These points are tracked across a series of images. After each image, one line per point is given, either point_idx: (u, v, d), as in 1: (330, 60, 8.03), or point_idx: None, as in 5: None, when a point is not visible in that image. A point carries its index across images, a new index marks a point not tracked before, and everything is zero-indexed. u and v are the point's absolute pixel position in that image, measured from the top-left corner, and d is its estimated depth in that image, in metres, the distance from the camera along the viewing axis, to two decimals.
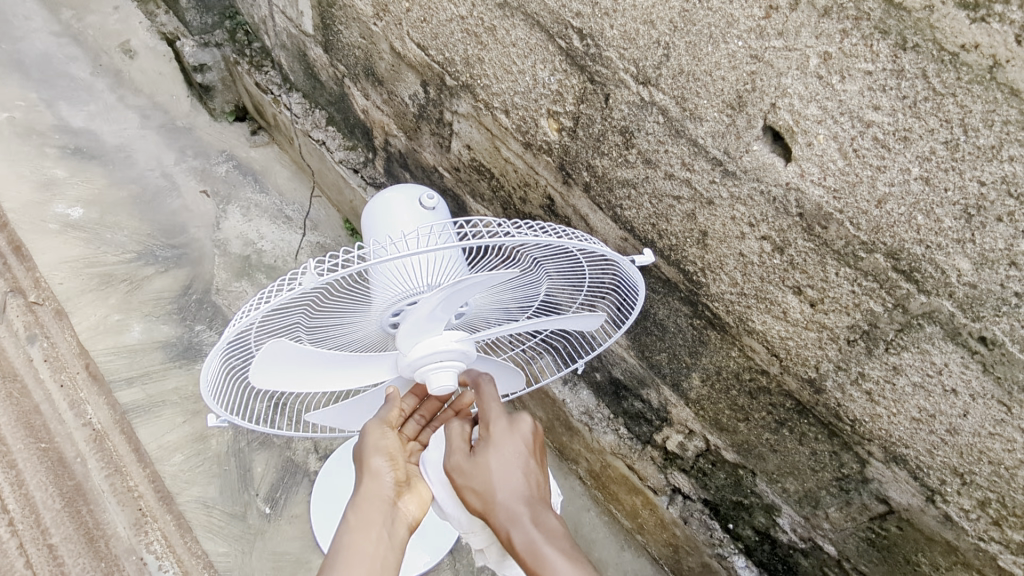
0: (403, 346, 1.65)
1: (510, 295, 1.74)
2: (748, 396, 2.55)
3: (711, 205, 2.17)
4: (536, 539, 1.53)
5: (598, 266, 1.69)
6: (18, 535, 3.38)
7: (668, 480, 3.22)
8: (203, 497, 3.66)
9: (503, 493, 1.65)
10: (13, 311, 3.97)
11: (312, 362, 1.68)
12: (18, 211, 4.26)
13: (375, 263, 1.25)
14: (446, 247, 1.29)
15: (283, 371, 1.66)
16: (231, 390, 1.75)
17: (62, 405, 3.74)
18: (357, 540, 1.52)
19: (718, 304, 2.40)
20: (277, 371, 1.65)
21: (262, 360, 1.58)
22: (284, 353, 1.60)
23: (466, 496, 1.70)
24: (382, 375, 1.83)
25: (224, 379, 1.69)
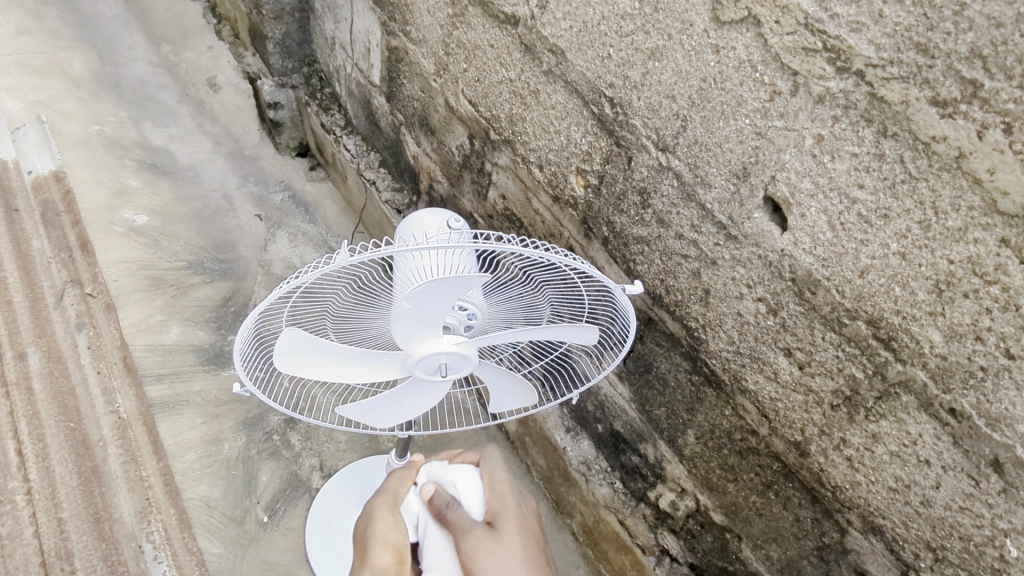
0: (406, 345, 1.85)
1: (509, 306, 1.97)
2: (738, 455, 2.65)
3: (714, 266, 2.36)
4: None
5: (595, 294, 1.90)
6: (31, 505, 3.42)
7: (658, 539, 3.26)
8: (207, 497, 3.85)
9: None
10: (69, 299, 4.18)
11: (326, 357, 1.88)
12: (90, 212, 4.64)
13: (397, 249, 1.52)
14: (458, 246, 1.57)
15: (302, 365, 1.88)
16: (255, 365, 1.98)
17: (94, 389, 3.89)
18: None
19: (715, 361, 2.54)
20: (296, 364, 1.87)
21: (281, 351, 1.82)
22: (300, 347, 1.83)
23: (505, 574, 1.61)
24: (388, 374, 1.97)
25: (253, 352, 1.92)
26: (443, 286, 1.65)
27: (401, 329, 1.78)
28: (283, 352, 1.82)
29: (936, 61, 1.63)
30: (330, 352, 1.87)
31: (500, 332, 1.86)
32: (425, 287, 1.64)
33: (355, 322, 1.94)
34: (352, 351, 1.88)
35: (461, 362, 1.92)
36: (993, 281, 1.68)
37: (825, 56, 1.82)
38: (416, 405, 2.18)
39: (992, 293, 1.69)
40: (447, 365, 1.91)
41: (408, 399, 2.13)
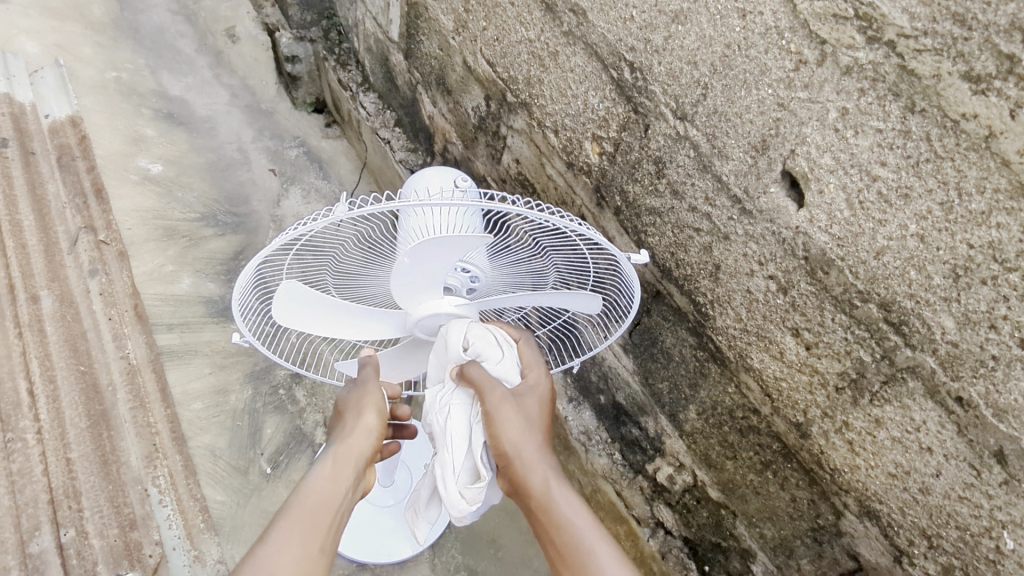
0: (408, 306, 1.86)
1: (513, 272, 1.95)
2: (739, 433, 2.63)
3: (727, 241, 2.31)
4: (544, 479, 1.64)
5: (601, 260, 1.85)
6: (41, 442, 3.27)
7: (653, 512, 3.28)
8: (212, 446, 3.97)
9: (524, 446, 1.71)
10: (83, 244, 4.08)
11: (326, 313, 1.87)
12: (105, 157, 4.61)
13: (400, 204, 1.48)
14: (461, 204, 1.53)
15: (300, 320, 1.86)
16: (256, 317, 1.99)
17: (105, 334, 3.84)
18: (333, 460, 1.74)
19: (721, 337, 2.50)
20: (295, 318, 1.85)
21: (282, 304, 1.79)
22: (303, 302, 1.81)
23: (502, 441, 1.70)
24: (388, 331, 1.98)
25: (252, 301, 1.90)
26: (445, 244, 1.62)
27: (400, 289, 1.77)
28: (284, 306, 1.80)
29: (973, 33, 1.55)
30: (331, 309, 1.86)
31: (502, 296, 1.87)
32: (425, 245, 1.62)
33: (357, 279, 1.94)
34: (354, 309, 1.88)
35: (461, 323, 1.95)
36: (1014, 268, 1.62)
37: (856, 24, 1.74)
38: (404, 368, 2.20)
39: (1011, 280, 1.64)
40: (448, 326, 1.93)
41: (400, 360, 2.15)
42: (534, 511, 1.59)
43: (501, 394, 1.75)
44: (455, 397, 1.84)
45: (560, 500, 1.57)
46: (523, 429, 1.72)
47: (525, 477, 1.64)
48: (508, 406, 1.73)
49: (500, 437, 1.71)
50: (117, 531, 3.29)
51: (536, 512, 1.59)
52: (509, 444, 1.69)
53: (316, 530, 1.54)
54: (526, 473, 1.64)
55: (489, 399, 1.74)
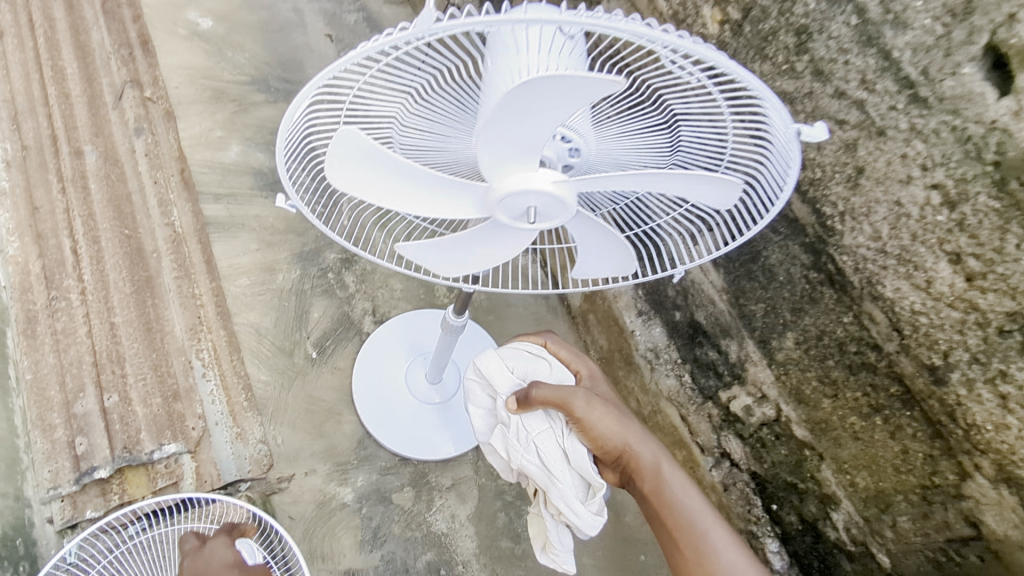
0: (490, 177, 1.48)
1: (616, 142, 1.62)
2: (846, 370, 2.28)
3: (881, 137, 1.89)
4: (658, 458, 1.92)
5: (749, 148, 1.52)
6: (85, 304, 3.23)
7: (720, 442, 3.08)
8: (257, 324, 3.78)
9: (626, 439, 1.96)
10: (127, 100, 3.90)
11: (389, 172, 1.49)
12: (152, 7, 4.30)
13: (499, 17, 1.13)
14: (576, 21, 1.15)
15: (356, 169, 1.48)
16: (300, 172, 1.68)
17: (149, 198, 3.71)
18: None
19: (847, 258, 2.14)
20: (352, 180, 1.50)
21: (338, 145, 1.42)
22: (364, 150, 1.43)
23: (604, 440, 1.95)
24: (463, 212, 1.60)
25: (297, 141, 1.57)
26: (543, 92, 1.23)
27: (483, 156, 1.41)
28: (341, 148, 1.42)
29: None
30: (396, 169, 1.48)
31: (607, 175, 1.43)
32: (519, 92, 1.22)
33: (433, 137, 1.64)
34: (426, 175, 1.50)
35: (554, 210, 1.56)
36: None
37: None
38: (468, 257, 1.83)
39: None
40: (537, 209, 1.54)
41: (469, 247, 1.78)
42: (650, 489, 1.89)
43: (589, 401, 1.96)
44: (533, 426, 2.00)
45: (670, 474, 1.89)
46: (617, 422, 1.96)
47: (637, 465, 1.92)
48: (597, 410, 1.95)
49: (603, 440, 1.95)
50: (160, 401, 3.22)
51: (650, 492, 1.89)
52: (614, 439, 1.94)
53: None
54: (639, 458, 1.91)
55: (579, 412, 1.93)
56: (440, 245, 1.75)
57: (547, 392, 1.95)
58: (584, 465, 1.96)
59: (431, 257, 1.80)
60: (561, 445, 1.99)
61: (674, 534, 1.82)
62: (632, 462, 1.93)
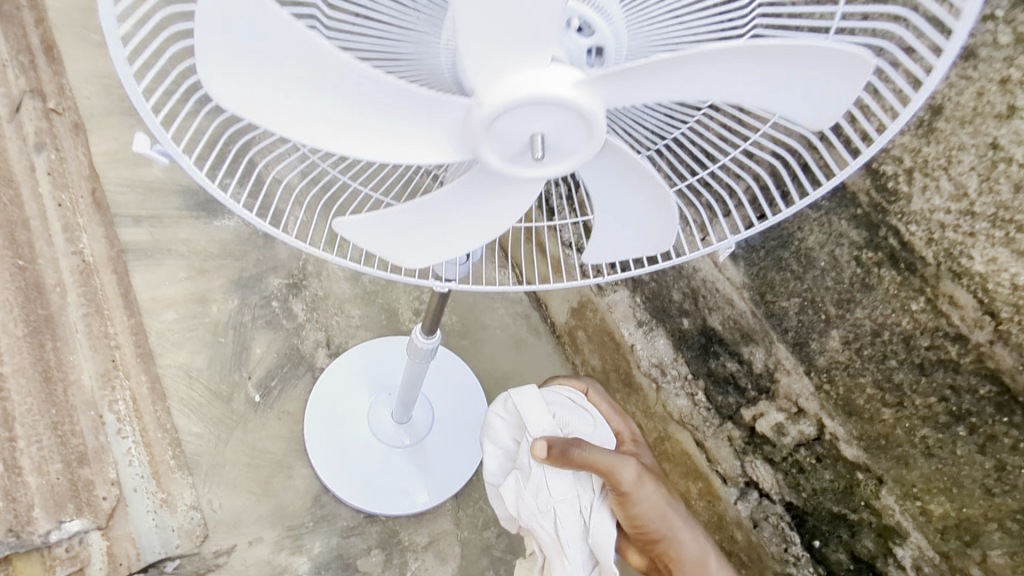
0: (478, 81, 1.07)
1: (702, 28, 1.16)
2: (915, 372, 1.86)
3: (969, 60, 1.45)
4: (697, 540, 1.88)
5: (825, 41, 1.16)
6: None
7: (745, 470, 2.63)
8: (188, 365, 3.17)
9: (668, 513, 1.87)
10: (27, 112, 3.22)
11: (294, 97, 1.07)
12: (59, 11, 3.74)
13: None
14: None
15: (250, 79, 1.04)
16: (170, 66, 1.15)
17: (51, 224, 2.99)
18: None
19: (915, 229, 1.71)
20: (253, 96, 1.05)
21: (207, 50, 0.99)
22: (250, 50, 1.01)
23: (647, 516, 1.84)
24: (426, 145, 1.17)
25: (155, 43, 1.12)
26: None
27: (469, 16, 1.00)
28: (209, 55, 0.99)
29: None
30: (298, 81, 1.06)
31: (646, 62, 1.04)
32: None
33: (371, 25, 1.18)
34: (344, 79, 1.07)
35: (567, 143, 1.16)
36: None
37: None
38: (436, 240, 1.32)
39: None
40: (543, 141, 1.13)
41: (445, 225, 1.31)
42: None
43: (638, 476, 1.82)
44: (556, 482, 1.86)
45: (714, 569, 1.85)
46: (664, 505, 1.86)
47: (676, 547, 1.87)
48: (644, 487, 1.82)
49: (647, 519, 1.84)
50: (60, 467, 2.47)
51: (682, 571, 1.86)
52: (655, 516, 1.84)
53: None
54: (679, 542, 1.86)
55: (627, 484, 1.80)
56: (412, 221, 1.27)
57: (594, 455, 1.79)
58: (606, 537, 1.86)
59: (397, 249, 1.31)
60: (584, 518, 1.88)
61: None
62: (670, 548, 1.87)
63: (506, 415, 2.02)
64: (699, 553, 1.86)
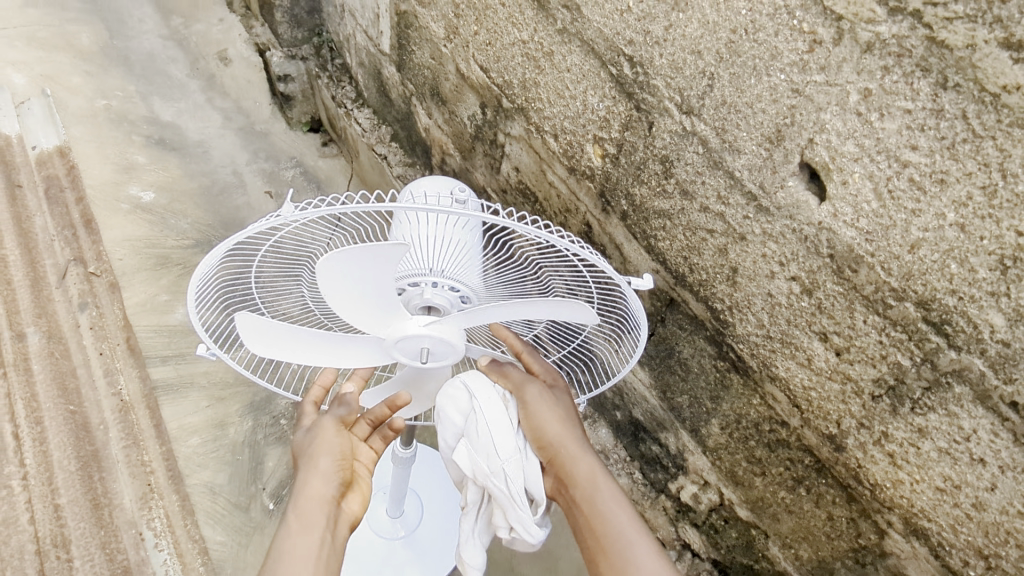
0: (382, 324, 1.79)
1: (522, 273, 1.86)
2: (767, 448, 2.45)
3: (743, 241, 2.14)
4: (595, 469, 1.79)
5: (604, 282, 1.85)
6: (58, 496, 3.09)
7: (679, 533, 3.04)
8: (211, 482, 3.61)
9: (564, 436, 1.83)
10: (72, 278, 4.03)
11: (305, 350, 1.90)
12: (95, 188, 4.40)
13: (392, 205, 1.42)
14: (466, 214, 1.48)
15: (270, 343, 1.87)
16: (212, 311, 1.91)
17: (96, 370, 3.76)
18: (299, 531, 1.60)
19: (742, 346, 2.32)
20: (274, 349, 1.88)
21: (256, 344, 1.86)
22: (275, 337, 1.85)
23: (543, 430, 1.82)
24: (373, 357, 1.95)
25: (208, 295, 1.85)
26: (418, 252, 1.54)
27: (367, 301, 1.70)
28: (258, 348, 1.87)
29: None
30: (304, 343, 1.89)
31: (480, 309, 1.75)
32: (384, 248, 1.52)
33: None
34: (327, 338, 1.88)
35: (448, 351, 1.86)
36: None
37: None
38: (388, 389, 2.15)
39: None
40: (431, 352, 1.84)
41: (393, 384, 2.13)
42: (581, 500, 1.76)
43: (538, 392, 1.87)
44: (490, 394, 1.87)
45: (604, 488, 1.74)
46: (561, 422, 1.84)
47: (570, 471, 1.79)
48: (548, 402, 1.86)
49: (543, 432, 1.82)
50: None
51: (581, 501, 1.75)
52: (550, 433, 1.82)
53: (312, 527, 1.62)
54: (573, 467, 1.79)
55: (530, 400, 1.85)
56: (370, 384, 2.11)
57: (514, 374, 1.90)
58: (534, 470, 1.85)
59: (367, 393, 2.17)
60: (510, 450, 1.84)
61: (596, 552, 1.69)
62: (567, 470, 1.80)
63: (452, 395, 1.90)
64: (588, 472, 1.77)
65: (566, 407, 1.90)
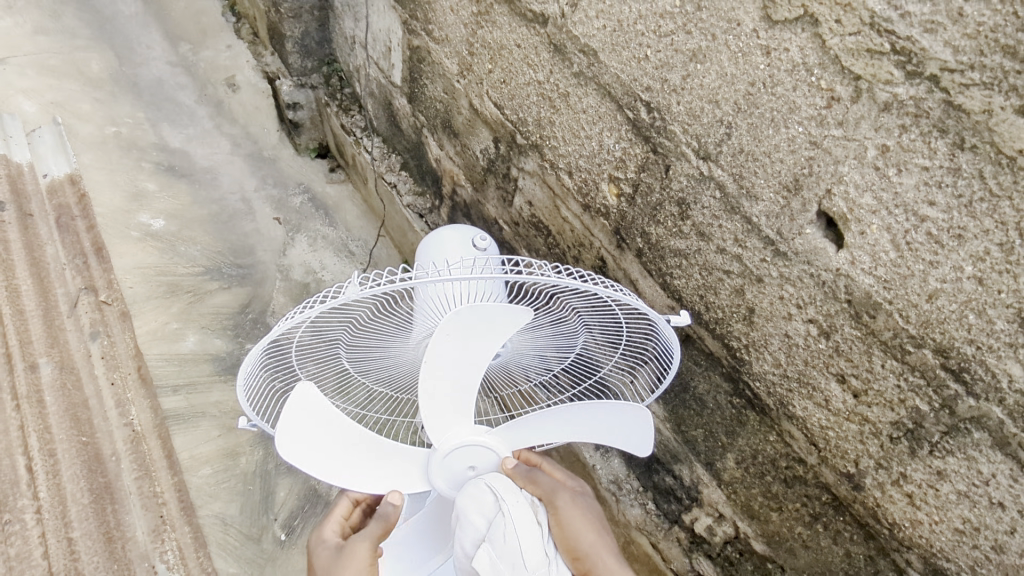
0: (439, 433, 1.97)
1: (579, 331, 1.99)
2: (783, 484, 2.48)
3: (760, 283, 2.19)
4: None
5: (634, 322, 1.94)
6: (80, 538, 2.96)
7: (693, 565, 2.99)
8: (223, 513, 3.64)
9: (595, 544, 1.77)
10: (82, 306, 3.75)
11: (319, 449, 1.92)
12: (105, 217, 4.30)
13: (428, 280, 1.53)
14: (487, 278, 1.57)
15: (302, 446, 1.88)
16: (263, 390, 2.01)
17: (107, 400, 3.51)
18: None
19: (759, 384, 2.37)
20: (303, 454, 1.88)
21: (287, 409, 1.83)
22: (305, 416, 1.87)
23: (574, 537, 1.77)
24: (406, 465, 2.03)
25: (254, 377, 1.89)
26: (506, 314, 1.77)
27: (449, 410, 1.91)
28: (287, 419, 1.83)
29: None
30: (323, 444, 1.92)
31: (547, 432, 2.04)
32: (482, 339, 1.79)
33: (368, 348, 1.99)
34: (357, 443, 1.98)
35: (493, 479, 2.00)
36: None
37: (893, 59, 1.64)
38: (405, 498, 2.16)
39: None
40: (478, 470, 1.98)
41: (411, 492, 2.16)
42: None
43: (571, 501, 1.84)
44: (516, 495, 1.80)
45: None
46: (593, 529, 1.80)
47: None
48: (578, 508, 1.84)
49: (576, 541, 1.77)
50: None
51: None
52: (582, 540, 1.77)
53: None
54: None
55: (563, 508, 1.82)
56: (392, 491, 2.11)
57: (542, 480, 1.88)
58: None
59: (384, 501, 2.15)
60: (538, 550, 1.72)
61: None
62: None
63: (476, 496, 1.80)
64: None
65: (593, 513, 1.87)
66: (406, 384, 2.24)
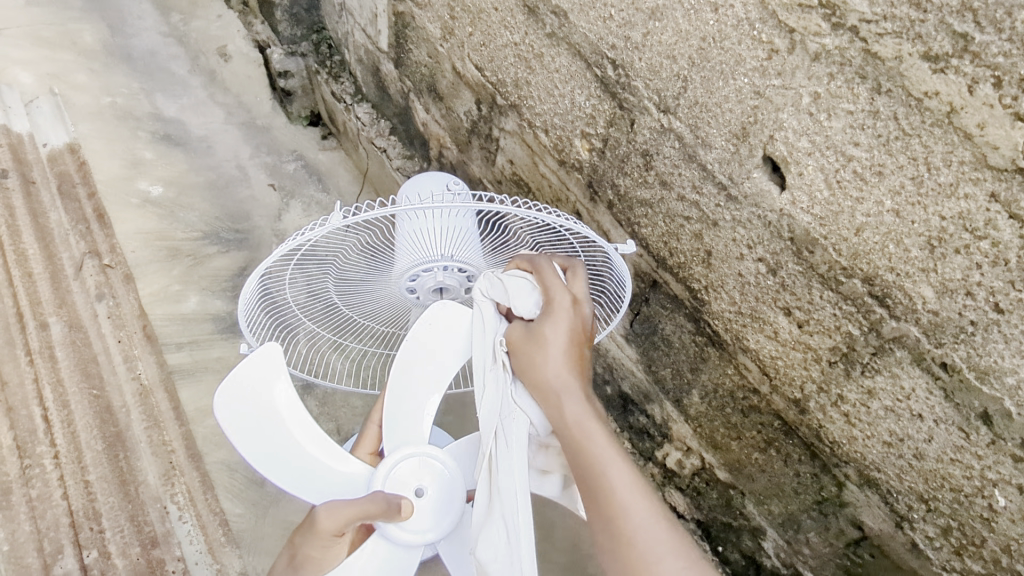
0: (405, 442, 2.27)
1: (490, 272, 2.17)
2: (741, 414, 2.68)
3: (716, 227, 2.37)
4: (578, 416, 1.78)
5: (591, 254, 2.16)
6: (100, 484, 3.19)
7: (666, 497, 3.14)
8: (228, 458, 3.58)
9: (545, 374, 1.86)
10: (87, 271, 3.85)
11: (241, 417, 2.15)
12: (106, 182, 4.29)
13: (402, 208, 1.74)
14: (450, 205, 1.79)
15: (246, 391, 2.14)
16: (262, 328, 2.26)
17: (115, 356, 3.60)
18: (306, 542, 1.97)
19: (717, 322, 2.55)
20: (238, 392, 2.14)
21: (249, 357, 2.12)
22: (256, 375, 2.15)
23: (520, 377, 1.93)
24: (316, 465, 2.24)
25: (252, 308, 2.10)
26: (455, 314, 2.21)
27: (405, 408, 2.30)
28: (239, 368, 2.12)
29: (928, 16, 1.65)
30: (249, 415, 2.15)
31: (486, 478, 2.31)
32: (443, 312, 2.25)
33: (354, 282, 2.23)
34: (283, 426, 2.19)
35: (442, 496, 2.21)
36: (983, 236, 1.72)
37: (820, 12, 1.84)
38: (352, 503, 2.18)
39: (982, 248, 1.74)
40: (424, 495, 2.19)
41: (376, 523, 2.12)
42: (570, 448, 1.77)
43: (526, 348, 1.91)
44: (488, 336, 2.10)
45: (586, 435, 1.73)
46: (536, 370, 1.87)
47: (585, 448, 1.70)
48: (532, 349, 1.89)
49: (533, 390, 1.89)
50: (139, 549, 3.12)
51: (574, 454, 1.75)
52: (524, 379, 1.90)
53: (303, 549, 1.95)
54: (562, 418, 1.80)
55: (546, 331, 1.89)
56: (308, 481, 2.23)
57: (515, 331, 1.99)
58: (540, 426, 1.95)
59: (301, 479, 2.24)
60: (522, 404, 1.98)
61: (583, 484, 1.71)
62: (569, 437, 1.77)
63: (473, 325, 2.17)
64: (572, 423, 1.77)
65: (544, 350, 1.88)
66: (391, 317, 2.48)
